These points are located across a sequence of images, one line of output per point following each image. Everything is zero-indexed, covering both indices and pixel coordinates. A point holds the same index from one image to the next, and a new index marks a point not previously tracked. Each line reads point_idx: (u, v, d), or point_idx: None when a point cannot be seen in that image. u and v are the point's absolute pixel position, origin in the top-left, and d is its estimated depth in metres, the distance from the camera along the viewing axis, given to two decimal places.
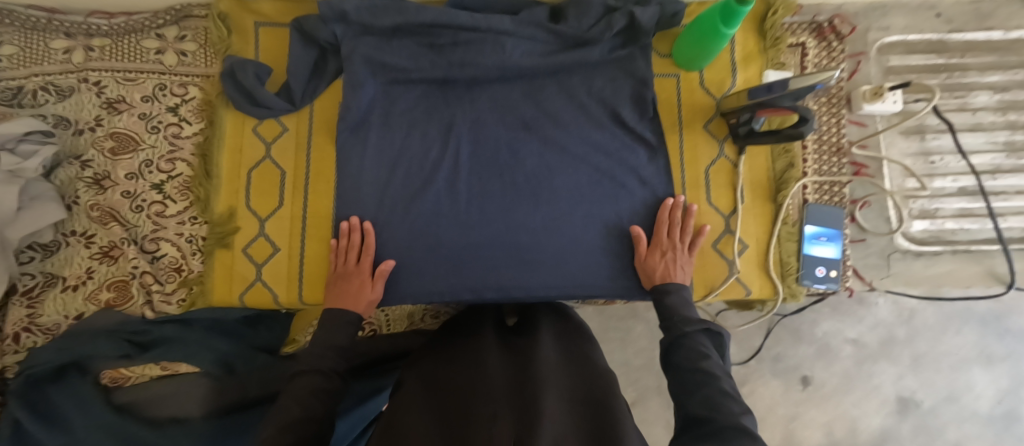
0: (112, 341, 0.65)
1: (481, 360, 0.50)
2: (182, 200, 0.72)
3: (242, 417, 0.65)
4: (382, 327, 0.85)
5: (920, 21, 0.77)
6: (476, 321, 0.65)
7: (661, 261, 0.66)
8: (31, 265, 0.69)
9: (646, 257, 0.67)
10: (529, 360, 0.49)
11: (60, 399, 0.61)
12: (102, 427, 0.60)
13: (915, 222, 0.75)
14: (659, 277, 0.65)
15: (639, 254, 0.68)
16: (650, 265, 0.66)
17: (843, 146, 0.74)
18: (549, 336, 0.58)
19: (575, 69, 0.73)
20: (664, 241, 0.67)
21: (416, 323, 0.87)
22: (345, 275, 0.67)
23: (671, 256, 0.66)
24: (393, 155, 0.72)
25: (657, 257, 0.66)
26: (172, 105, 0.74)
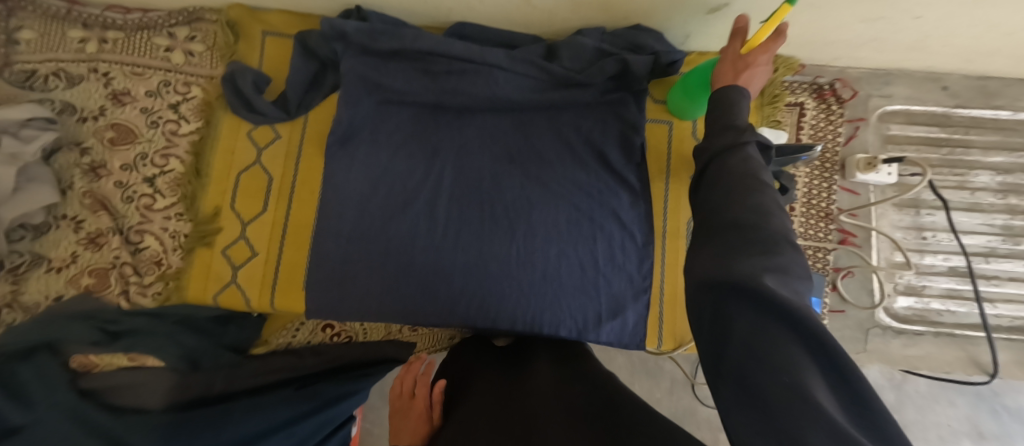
0: (86, 327, 0.67)
1: (480, 406, 0.58)
2: (171, 196, 0.74)
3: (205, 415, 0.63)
4: (358, 335, 0.86)
5: (925, 93, 0.75)
6: (480, 364, 0.69)
7: (754, 66, 0.51)
8: (21, 244, 0.71)
9: (743, 57, 0.51)
10: (522, 396, 0.55)
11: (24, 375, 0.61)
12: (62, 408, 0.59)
13: (900, 299, 0.72)
14: (736, 80, 0.52)
15: (727, 49, 0.53)
16: (741, 62, 0.52)
17: (832, 211, 0.72)
18: (546, 361, 0.65)
19: (565, 107, 0.75)
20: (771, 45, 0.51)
21: (393, 333, 0.88)
22: (403, 409, 0.69)
23: (765, 66, 0.51)
24: (377, 172, 0.73)
25: (755, 57, 0.51)
26: (174, 102, 0.76)
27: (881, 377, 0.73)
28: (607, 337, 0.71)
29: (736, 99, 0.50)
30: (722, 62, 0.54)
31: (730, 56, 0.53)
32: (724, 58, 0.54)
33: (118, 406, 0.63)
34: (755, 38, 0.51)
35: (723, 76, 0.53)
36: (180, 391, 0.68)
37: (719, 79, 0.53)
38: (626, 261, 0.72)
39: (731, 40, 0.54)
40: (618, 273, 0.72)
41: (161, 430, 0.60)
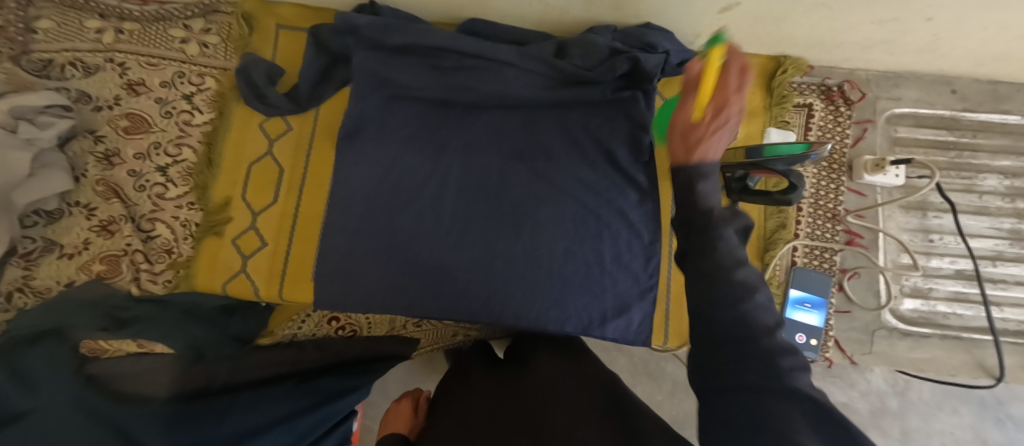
0: (93, 312, 0.65)
1: (480, 400, 0.58)
2: (183, 185, 0.74)
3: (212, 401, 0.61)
4: (362, 328, 0.87)
5: (934, 96, 0.75)
6: (480, 360, 0.70)
7: (713, 137, 0.37)
8: (34, 230, 0.72)
9: (696, 127, 0.38)
10: (523, 394, 0.55)
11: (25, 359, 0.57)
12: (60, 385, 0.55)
13: (906, 300, 0.72)
14: (687, 158, 0.39)
15: (678, 116, 0.39)
16: (694, 127, 0.38)
17: (839, 212, 0.72)
18: (546, 355, 0.65)
19: (574, 105, 0.75)
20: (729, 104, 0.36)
21: (397, 330, 0.90)
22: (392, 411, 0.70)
23: (727, 128, 0.37)
24: (384, 167, 0.73)
25: (710, 124, 0.37)
26: (188, 93, 0.77)
27: (885, 383, 0.73)
28: (612, 334, 0.71)
29: (696, 180, 0.39)
30: (672, 132, 0.40)
31: (680, 123, 0.39)
32: (673, 127, 0.40)
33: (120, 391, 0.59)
34: (705, 89, 0.39)
35: (676, 149, 0.40)
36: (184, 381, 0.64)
37: (670, 152, 0.41)
38: (632, 259, 0.72)
39: (682, 99, 0.40)
40: (625, 270, 0.72)
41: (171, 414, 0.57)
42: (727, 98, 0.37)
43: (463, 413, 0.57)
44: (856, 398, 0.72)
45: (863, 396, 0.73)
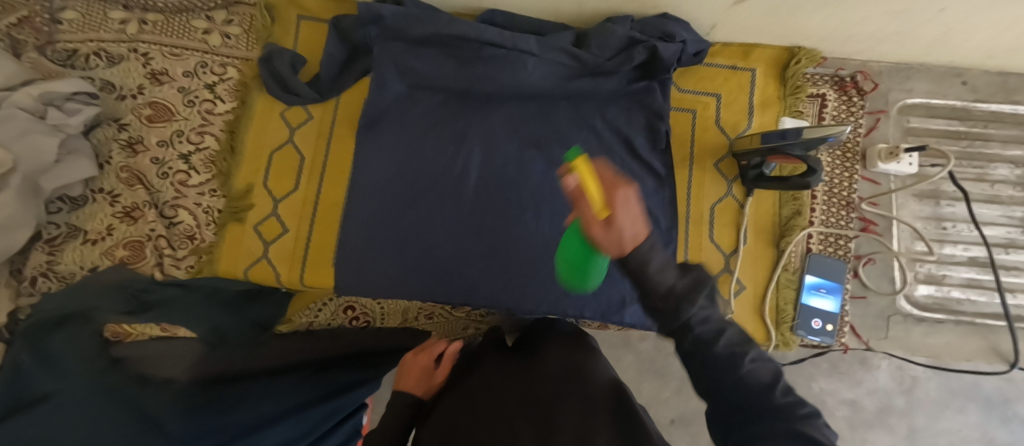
0: (118, 297, 0.67)
1: (487, 382, 0.56)
2: (205, 172, 0.75)
3: (215, 396, 0.60)
4: (376, 320, 0.85)
5: (945, 87, 0.77)
6: (484, 345, 0.67)
7: (628, 227, 0.33)
8: (59, 216, 0.73)
9: (608, 227, 0.34)
10: (531, 377, 0.54)
11: (58, 342, 0.60)
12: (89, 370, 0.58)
13: (920, 287, 0.73)
14: (626, 251, 0.35)
15: (584, 221, 0.35)
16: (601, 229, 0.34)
17: (853, 200, 0.73)
18: (553, 345, 0.60)
19: (591, 95, 0.76)
20: (619, 189, 0.33)
21: (410, 321, 0.87)
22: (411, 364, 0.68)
23: (635, 204, 0.34)
24: (405, 154, 0.75)
25: (620, 216, 0.33)
26: (210, 83, 0.78)
27: (891, 381, 0.75)
28: (630, 320, 0.72)
29: (643, 268, 0.35)
30: (592, 237, 0.36)
31: (594, 227, 0.35)
32: (589, 231, 0.35)
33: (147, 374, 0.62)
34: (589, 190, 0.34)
35: (612, 249, 0.36)
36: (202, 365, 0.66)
37: (607, 252, 0.36)
38: None
39: (579, 202, 0.35)
40: None
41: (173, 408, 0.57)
42: (610, 182, 0.33)
43: (470, 392, 0.56)
44: (862, 395, 0.75)
45: (868, 393, 0.75)
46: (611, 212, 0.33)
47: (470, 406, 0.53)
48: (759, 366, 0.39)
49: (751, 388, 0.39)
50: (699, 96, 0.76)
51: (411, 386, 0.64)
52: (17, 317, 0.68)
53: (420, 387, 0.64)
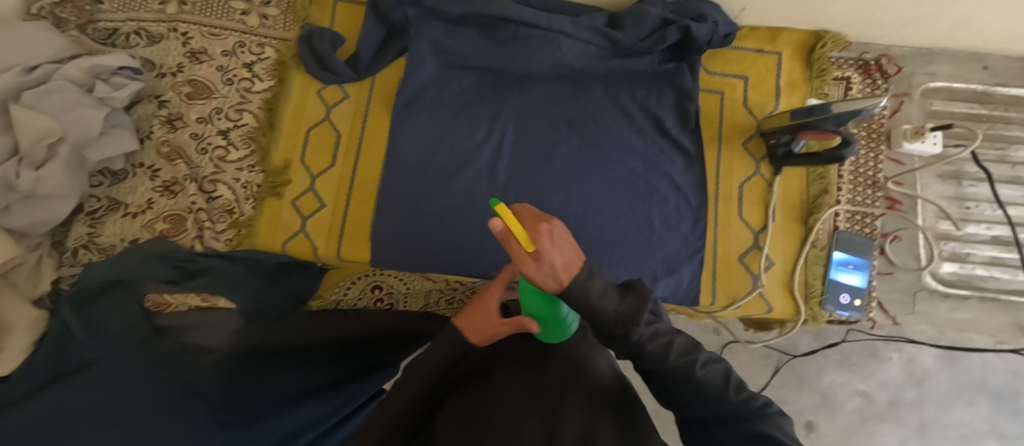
0: (162, 265, 0.68)
1: (494, 391, 0.50)
2: (244, 148, 0.77)
3: (255, 379, 0.66)
4: (399, 302, 0.89)
5: (966, 71, 0.79)
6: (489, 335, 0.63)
7: (558, 257, 0.35)
8: (100, 189, 0.74)
9: (539, 262, 0.34)
10: (541, 390, 0.50)
11: (106, 309, 0.63)
12: (137, 340, 0.61)
13: (945, 264, 0.75)
14: (562, 281, 0.36)
15: (513, 260, 0.35)
16: (538, 265, 0.35)
17: (878, 179, 0.75)
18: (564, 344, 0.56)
19: (622, 77, 0.77)
20: (543, 223, 0.34)
21: (431, 305, 0.91)
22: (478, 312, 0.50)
23: (558, 234, 0.35)
24: (440, 131, 0.77)
25: (549, 249, 0.34)
26: (248, 62, 0.80)
27: (902, 374, 0.78)
28: (663, 293, 0.72)
29: (587, 298, 0.38)
30: (524, 275, 0.36)
31: (525, 266, 0.35)
32: (519, 271, 0.35)
33: (189, 343, 0.66)
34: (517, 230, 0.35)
35: (547, 282, 0.37)
36: (242, 336, 0.70)
37: (543, 286, 0.37)
38: (680, 222, 0.74)
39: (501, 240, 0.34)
40: (676, 234, 0.74)
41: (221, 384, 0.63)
42: (537, 220, 0.35)
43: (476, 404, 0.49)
44: (873, 386, 0.79)
45: (879, 385, 0.79)
46: (539, 244, 0.34)
47: (481, 424, 0.46)
48: (710, 370, 0.46)
49: (709, 391, 0.44)
50: (727, 78, 0.78)
51: (472, 333, 0.50)
52: (59, 287, 0.70)
53: (484, 333, 0.50)
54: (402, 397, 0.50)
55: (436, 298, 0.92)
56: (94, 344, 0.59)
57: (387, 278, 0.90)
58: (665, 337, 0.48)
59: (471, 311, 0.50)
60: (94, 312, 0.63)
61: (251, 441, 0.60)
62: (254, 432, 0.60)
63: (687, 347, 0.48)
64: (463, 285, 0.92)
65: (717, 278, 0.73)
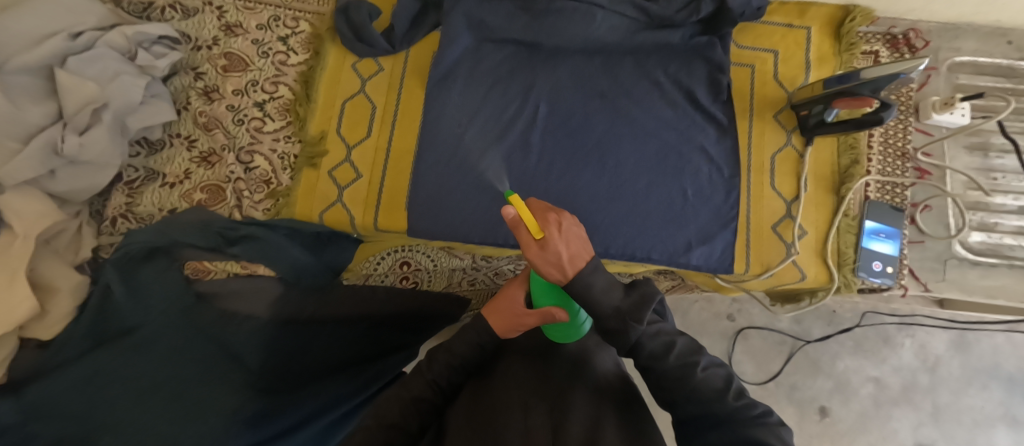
0: (205, 233, 0.70)
1: (504, 385, 0.57)
2: (281, 120, 0.77)
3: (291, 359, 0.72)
4: (423, 283, 0.92)
5: (991, 46, 0.80)
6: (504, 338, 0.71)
7: (561, 247, 0.44)
8: (137, 160, 0.75)
9: (545, 247, 0.44)
10: (547, 383, 0.56)
11: (149, 277, 0.67)
12: (180, 308, 0.67)
13: (973, 233, 0.75)
14: (564, 271, 0.45)
15: (523, 244, 0.44)
16: (545, 250, 0.44)
17: (908, 151, 0.77)
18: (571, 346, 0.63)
19: (654, 50, 0.78)
20: (551, 218, 0.45)
21: (453, 286, 0.94)
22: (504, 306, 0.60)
23: (563, 229, 0.45)
24: (475, 104, 0.76)
25: (553, 237, 0.44)
26: (283, 35, 0.80)
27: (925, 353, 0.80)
28: (697, 262, 0.73)
29: (587, 288, 0.46)
30: (533, 261, 0.45)
31: (532, 251, 0.44)
32: (527, 255, 0.45)
33: (234, 310, 0.71)
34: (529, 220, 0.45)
35: (551, 270, 0.46)
36: (282, 302, 0.75)
37: (548, 274, 0.46)
38: (713, 193, 0.74)
39: (514, 228, 0.45)
40: (711, 204, 0.74)
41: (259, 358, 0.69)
42: (546, 215, 0.45)
43: (482, 397, 0.56)
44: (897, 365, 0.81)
45: None
46: (545, 233, 0.44)
47: (493, 410, 0.53)
48: (712, 373, 0.46)
49: (704, 393, 0.44)
50: (757, 51, 0.79)
51: (497, 322, 0.60)
52: (100, 255, 0.71)
53: (509, 323, 0.59)
54: (418, 383, 0.57)
55: (459, 278, 0.94)
56: (139, 308, 0.65)
57: (415, 254, 0.90)
58: (667, 337, 0.49)
59: (496, 304, 0.60)
60: (139, 276, 0.66)
61: (287, 408, 0.68)
62: (288, 401, 0.68)
63: (688, 349, 0.48)
64: (486, 268, 0.93)
65: (750, 247, 0.73)
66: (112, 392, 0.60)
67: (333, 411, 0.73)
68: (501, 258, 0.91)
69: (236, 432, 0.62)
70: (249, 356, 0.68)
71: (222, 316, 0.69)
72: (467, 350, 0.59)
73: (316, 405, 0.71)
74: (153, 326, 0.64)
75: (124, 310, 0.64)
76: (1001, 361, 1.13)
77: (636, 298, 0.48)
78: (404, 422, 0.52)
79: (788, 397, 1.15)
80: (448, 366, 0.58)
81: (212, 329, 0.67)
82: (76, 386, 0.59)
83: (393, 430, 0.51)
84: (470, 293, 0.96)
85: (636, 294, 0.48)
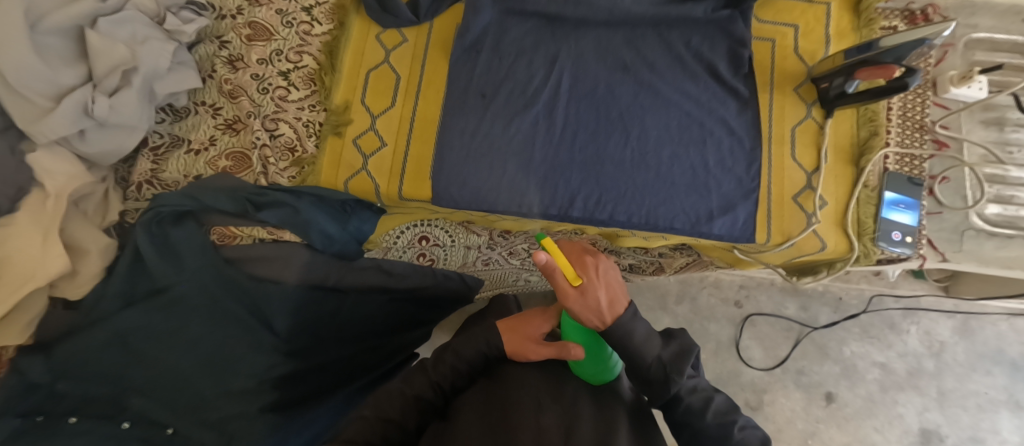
0: (234, 199, 0.70)
1: (514, 387, 0.59)
2: (305, 89, 0.78)
3: (310, 328, 0.79)
4: (441, 260, 0.94)
5: (1007, 24, 0.82)
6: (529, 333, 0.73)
7: (599, 293, 0.52)
8: (162, 126, 0.76)
9: (585, 294, 0.51)
10: (558, 391, 0.59)
11: (179, 239, 0.70)
12: (211, 268, 0.71)
13: (991, 205, 0.76)
14: (602, 316, 0.53)
15: (565, 293, 0.51)
16: (584, 297, 0.51)
17: (927, 124, 0.77)
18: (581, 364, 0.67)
19: (677, 23, 0.78)
20: (586, 266, 0.52)
21: (468, 264, 0.98)
22: (524, 335, 0.65)
23: (598, 276, 0.52)
24: (499, 75, 0.77)
25: (592, 285, 0.51)
26: (307, 6, 0.81)
27: None
28: (718, 232, 0.72)
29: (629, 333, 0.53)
30: (574, 308, 0.52)
31: (573, 297, 0.51)
32: (568, 303, 0.51)
33: (258, 275, 0.74)
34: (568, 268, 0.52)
35: (591, 317, 0.53)
36: (310, 269, 0.77)
37: (589, 320, 0.53)
38: (735, 164, 0.73)
39: (553, 276, 0.50)
40: (739, 175, 0.73)
41: (289, 323, 0.76)
42: (585, 264, 0.52)
43: (490, 395, 0.59)
44: None
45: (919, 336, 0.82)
46: (582, 280, 0.51)
47: (504, 405, 0.55)
48: (748, 433, 0.54)
49: None
50: (777, 26, 0.79)
51: (509, 341, 0.64)
52: (126, 220, 0.73)
53: (520, 347, 0.64)
54: (420, 382, 0.61)
55: (474, 258, 0.97)
56: (171, 267, 0.70)
57: (434, 229, 0.89)
58: (705, 392, 0.57)
59: (518, 326, 0.66)
60: (170, 239, 0.70)
61: (307, 374, 0.79)
62: (306, 366, 0.79)
63: (725, 407, 0.57)
64: (501, 247, 0.95)
65: (772, 218, 0.73)
66: (150, 350, 0.70)
67: (354, 381, 0.86)
68: (517, 235, 0.91)
69: (266, 390, 0.74)
70: (278, 319, 0.75)
71: (252, 279, 0.73)
72: (474, 356, 0.64)
73: (337, 376, 0.84)
74: (191, 281, 0.71)
75: (155, 271, 0.69)
76: (1002, 346, 1.18)
77: (676, 350, 0.56)
78: (402, 419, 0.57)
79: (796, 381, 1.19)
80: (453, 370, 0.62)
81: (240, 291, 0.73)
82: (105, 345, 0.68)
83: (390, 424, 0.55)
84: (483, 272, 1.01)
85: (675, 346, 0.57)
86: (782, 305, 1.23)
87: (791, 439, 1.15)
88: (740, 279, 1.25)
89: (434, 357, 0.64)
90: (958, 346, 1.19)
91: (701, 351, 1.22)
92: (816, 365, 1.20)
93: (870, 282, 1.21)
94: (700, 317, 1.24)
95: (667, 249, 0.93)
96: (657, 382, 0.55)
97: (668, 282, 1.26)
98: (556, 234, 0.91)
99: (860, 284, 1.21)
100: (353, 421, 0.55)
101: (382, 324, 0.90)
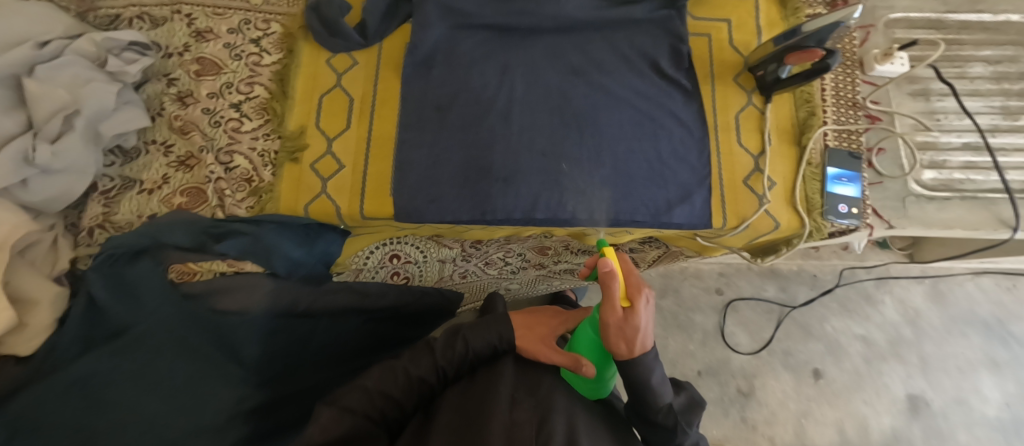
0: (191, 234, 0.71)
1: (494, 379, 0.57)
2: (258, 119, 0.79)
3: (279, 360, 0.78)
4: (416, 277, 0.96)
5: (921, 3, 0.87)
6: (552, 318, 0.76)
7: (639, 324, 0.53)
8: (112, 169, 0.77)
9: (626, 319, 0.53)
10: (535, 386, 0.59)
11: (136, 277, 0.71)
12: (174, 305, 0.72)
13: (926, 171, 0.79)
14: (631, 345, 0.54)
15: (611, 308, 0.53)
16: (626, 322, 0.53)
17: (858, 101, 0.80)
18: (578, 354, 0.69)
19: (620, 25, 0.81)
20: (640, 293, 0.53)
21: (445, 277, 0.98)
22: (540, 339, 0.67)
23: (647, 307, 0.54)
24: (454, 86, 0.77)
25: (637, 314, 0.52)
26: (254, 38, 0.83)
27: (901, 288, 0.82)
28: (679, 220, 0.73)
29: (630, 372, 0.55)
30: (611, 327, 0.54)
31: (616, 317, 0.53)
32: (608, 318, 0.53)
33: (220, 308, 0.74)
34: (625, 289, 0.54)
35: (621, 342, 0.54)
36: (275, 297, 0.77)
37: (616, 345, 0.55)
38: (688, 153, 0.75)
39: (608, 286, 0.53)
40: (689, 162, 0.75)
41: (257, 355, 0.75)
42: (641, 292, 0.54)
43: (470, 390, 0.57)
44: None
45: None
46: (632, 303, 0.53)
47: (490, 393, 0.53)
48: None
49: None
50: (712, 21, 0.81)
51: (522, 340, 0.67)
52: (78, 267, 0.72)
53: (533, 346, 0.66)
54: (426, 363, 0.61)
55: (450, 271, 0.98)
56: (130, 309, 0.70)
57: (404, 247, 0.89)
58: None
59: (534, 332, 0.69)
60: (127, 279, 0.70)
61: (281, 403, 0.77)
62: (281, 396, 0.77)
63: None
64: (476, 259, 0.95)
65: (724, 200, 0.74)
66: (114, 394, 0.65)
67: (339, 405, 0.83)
68: (489, 245, 0.91)
69: (239, 423, 0.71)
70: (246, 347, 0.74)
71: (213, 314, 0.73)
72: (484, 348, 0.63)
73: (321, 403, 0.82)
74: (153, 316, 0.70)
75: (112, 313, 0.69)
76: (972, 307, 1.22)
77: (686, 400, 0.63)
78: (403, 397, 0.59)
79: (783, 363, 1.20)
80: (463, 358, 0.62)
81: (204, 325, 0.73)
82: (63, 397, 0.63)
83: (389, 400, 0.58)
84: (461, 283, 1.02)
85: (686, 397, 0.63)
86: (761, 288, 1.26)
87: (785, 421, 1.15)
88: (718, 267, 1.28)
89: (444, 340, 0.64)
90: (932, 311, 1.22)
91: (688, 343, 1.22)
92: (799, 345, 1.21)
93: (840, 256, 1.26)
94: (684, 308, 1.25)
95: (637, 245, 0.95)
96: (628, 367, 0.55)
97: (649, 277, 1.28)
98: (526, 239, 0.90)
99: (831, 259, 1.25)
100: (353, 390, 0.57)
101: (360, 346, 0.89)
